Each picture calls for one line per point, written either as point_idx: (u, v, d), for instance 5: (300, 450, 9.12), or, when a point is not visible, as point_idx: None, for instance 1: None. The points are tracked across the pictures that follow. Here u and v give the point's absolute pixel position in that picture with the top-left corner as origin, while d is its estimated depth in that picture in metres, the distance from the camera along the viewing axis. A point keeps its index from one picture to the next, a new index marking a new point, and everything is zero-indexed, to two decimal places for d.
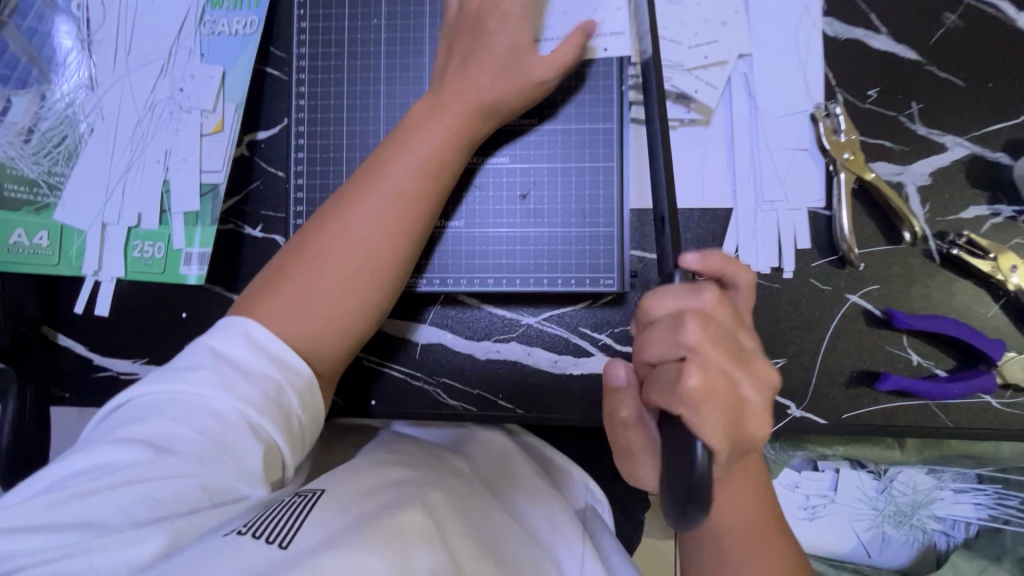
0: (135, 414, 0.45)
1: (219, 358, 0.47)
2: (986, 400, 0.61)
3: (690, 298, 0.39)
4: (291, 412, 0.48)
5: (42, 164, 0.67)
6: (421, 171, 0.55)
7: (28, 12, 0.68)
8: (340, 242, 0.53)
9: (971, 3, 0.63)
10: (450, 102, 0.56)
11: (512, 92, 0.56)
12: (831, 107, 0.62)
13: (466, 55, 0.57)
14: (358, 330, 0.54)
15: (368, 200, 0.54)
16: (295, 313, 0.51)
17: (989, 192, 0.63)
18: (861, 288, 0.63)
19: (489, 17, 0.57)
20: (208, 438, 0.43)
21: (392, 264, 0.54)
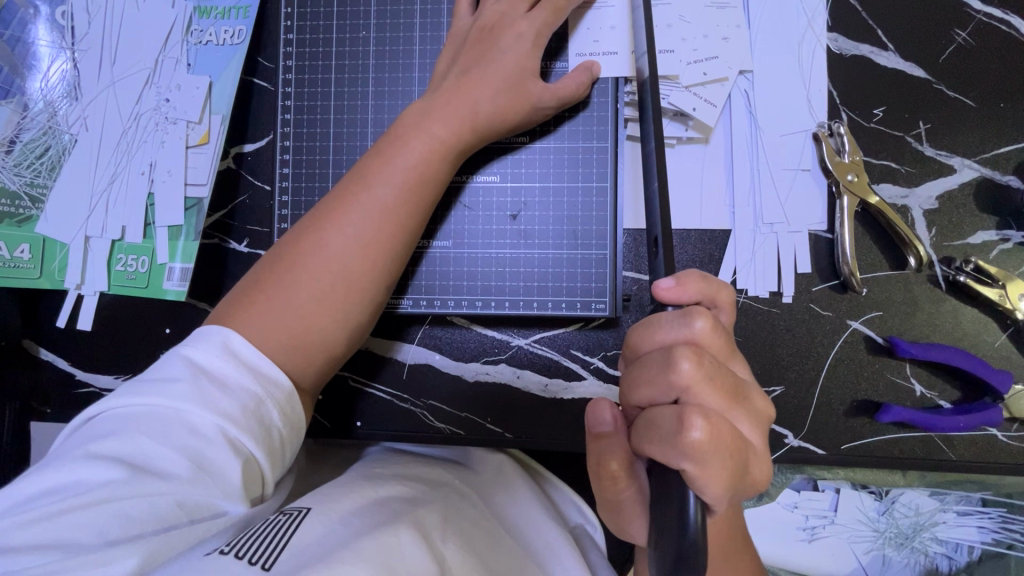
0: (106, 428, 0.42)
1: (195, 369, 0.44)
2: (992, 433, 0.59)
3: (681, 329, 0.37)
4: (272, 425, 0.45)
5: (24, 176, 0.66)
6: (407, 182, 0.52)
7: (11, 21, 0.66)
8: (318, 254, 0.51)
9: (982, 20, 0.61)
10: (441, 110, 0.54)
11: (510, 112, 0.55)
12: (835, 126, 0.60)
13: (462, 68, 0.55)
14: (333, 347, 0.51)
15: (353, 211, 0.51)
16: (266, 327, 0.48)
17: (998, 217, 0.60)
18: (863, 314, 0.60)
19: (503, 33, 0.55)
20: (186, 455, 0.40)
21: (373, 278, 0.52)
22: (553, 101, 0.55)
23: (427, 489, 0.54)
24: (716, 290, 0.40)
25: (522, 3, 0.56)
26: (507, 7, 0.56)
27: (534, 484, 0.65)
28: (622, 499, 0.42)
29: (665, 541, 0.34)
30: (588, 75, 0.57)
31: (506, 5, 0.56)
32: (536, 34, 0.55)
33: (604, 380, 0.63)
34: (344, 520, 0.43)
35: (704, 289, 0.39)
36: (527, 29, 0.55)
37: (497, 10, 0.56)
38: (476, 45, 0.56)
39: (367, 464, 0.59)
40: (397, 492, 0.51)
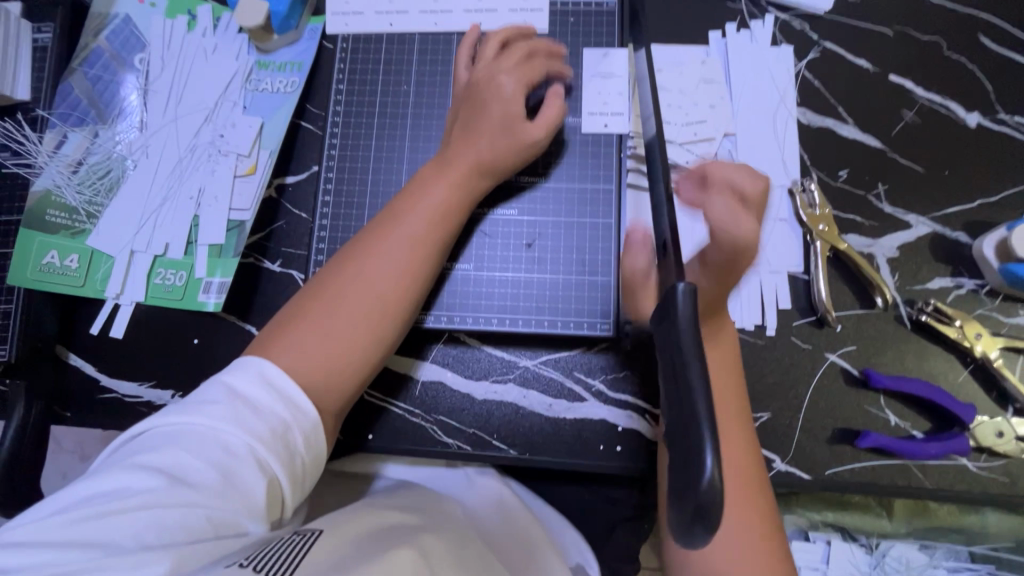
0: (150, 442, 0.45)
1: (235, 392, 0.48)
2: (962, 462, 0.64)
3: (687, 288, 0.39)
4: (297, 452, 0.48)
5: (85, 194, 0.72)
6: (430, 219, 0.60)
7: (96, 62, 0.75)
8: (355, 284, 0.56)
9: (925, 103, 0.72)
10: (455, 159, 0.62)
11: (509, 152, 0.63)
12: (807, 183, 0.70)
13: (466, 119, 0.64)
14: (368, 367, 0.56)
15: (385, 243, 0.58)
16: (309, 350, 0.53)
17: (951, 266, 0.68)
18: (839, 348, 0.67)
19: (489, 86, 0.64)
20: (218, 472, 0.44)
21: (403, 302, 0.58)
22: (541, 133, 0.63)
23: (429, 521, 0.56)
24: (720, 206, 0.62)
25: (504, 61, 0.65)
26: (494, 65, 0.65)
27: (536, 520, 0.69)
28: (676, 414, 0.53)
29: (684, 498, 0.34)
30: (559, 105, 0.64)
31: (492, 66, 0.65)
32: (518, 84, 0.64)
33: (606, 402, 0.67)
34: (351, 546, 0.46)
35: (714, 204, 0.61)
36: (509, 87, 0.64)
37: (484, 70, 0.65)
38: (471, 99, 0.65)
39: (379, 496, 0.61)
40: (400, 522, 0.53)
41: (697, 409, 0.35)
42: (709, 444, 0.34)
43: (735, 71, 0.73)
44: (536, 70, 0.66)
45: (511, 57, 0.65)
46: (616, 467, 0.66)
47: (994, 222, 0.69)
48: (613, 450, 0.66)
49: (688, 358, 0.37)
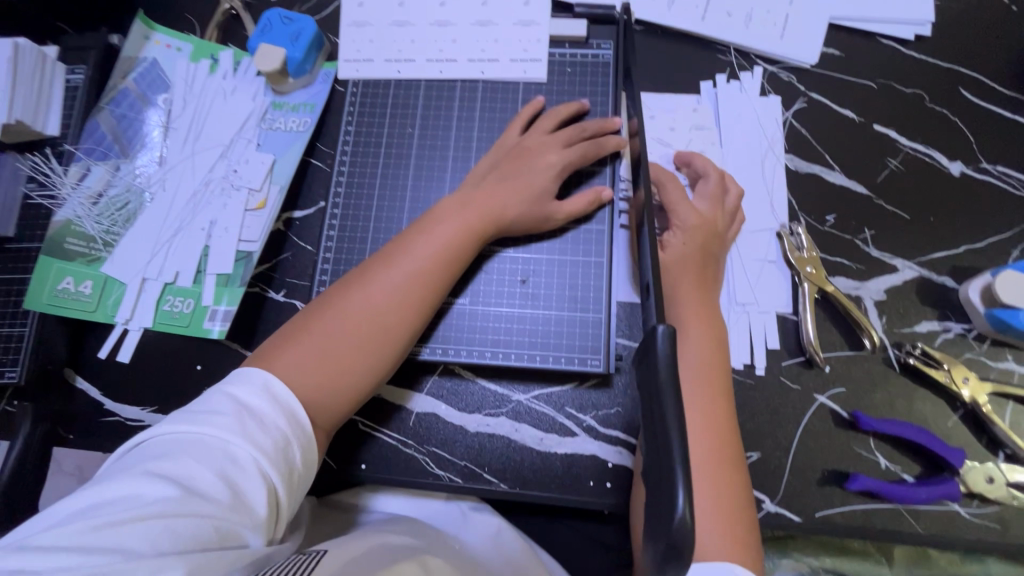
0: (157, 452, 0.47)
1: (241, 406, 0.50)
2: (954, 508, 0.63)
3: (668, 330, 0.40)
4: (295, 466, 0.50)
5: (103, 224, 0.76)
6: (439, 256, 0.62)
7: (122, 102, 0.80)
8: (358, 307, 0.59)
9: (909, 152, 0.75)
10: (476, 203, 0.65)
11: (530, 218, 0.66)
12: (794, 228, 0.72)
13: (501, 174, 0.67)
14: (359, 391, 0.58)
15: (388, 274, 0.60)
16: (307, 365, 0.55)
17: (938, 310, 0.70)
18: (828, 389, 0.68)
19: (536, 155, 0.68)
20: (226, 480, 0.45)
21: (401, 333, 0.60)
22: (564, 214, 0.67)
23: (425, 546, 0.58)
24: (707, 238, 0.66)
25: (560, 140, 0.69)
26: (547, 139, 0.69)
27: (532, 554, 0.68)
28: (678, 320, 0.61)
29: (659, 533, 0.36)
30: (592, 201, 0.68)
31: (546, 139, 0.69)
32: (564, 164, 0.68)
33: (596, 438, 0.68)
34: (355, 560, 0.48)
35: (700, 237, 0.66)
36: (555, 157, 0.68)
37: (540, 137, 0.69)
38: (513, 161, 0.68)
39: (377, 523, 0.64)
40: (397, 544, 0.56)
41: (671, 442, 0.37)
42: (681, 482, 0.35)
43: (724, 119, 0.77)
44: (597, 146, 0.69)
45: (566, 136, 0.69)
46: (606, 503, 0.66)
47: (979, 267, 0.71)
48: (603, 486, 0.66)
49: (664, 393, 0.38)
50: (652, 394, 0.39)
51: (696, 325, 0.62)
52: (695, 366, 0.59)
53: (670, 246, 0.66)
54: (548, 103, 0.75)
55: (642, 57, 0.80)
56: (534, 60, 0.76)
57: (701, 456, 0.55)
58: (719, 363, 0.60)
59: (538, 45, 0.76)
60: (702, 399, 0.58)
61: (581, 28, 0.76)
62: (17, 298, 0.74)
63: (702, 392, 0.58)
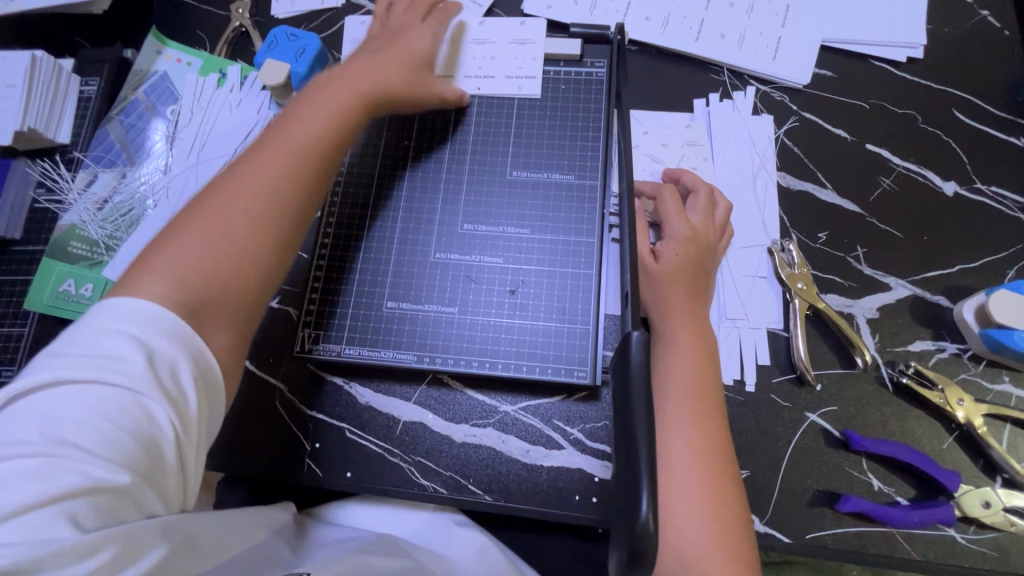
0: (48, 410, 0.41)
1: (147, 351, 0.45)
2: (949, 533, 0.61)
3: (642, 336, 0.41)
4: (208, 409, 0.48)
5: (107, 229, 0.78)
6: (320, 124, 0.61)
7: (132, 112, 0.83)
8: (235, 182, 0.56)
9: (902, 171, 0.75)
10: (343, 81, 0.65)
11: (406, 88, 0.69)
12: (785, 244, 0.72)
13: (375, 51, 0.70)
14: (252, 262, 0.54)
15: (271, 150, 0.58)
16: (188, 246, 0.52)
17: (933, 330, 0.69)
18: (819, 407, 0.67)
19: (402, 34, 0.73)
20: (136, 443, 0.42)
21: (292, 201, 0.57)
22: (440, 95, 0.74)
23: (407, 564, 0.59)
24: (701, 249, 0.66)
25: (417, 18, 0.76)
26: (408, 19, 0.75)
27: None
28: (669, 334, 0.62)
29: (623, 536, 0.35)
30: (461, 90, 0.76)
31: (408, 18, 0.75)
32: (432, 34, 0.75)
33: (582, 451, 0.67)
34: None
35: (692, 248, 0.65)
36: (422, 35, 0.74)
37: (399, 19, 0.75)
38: (379, 42, 0.72)
39: (358, 540, 0.62)
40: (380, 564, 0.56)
41: (637, 446, 0.37)
42: (646, 486, 0.35)
43: (716, 136, 0.78)
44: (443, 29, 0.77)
45: (420, 14, 0.76)
46: (591, 518, 0.65)
47: (974, 287, 0.70)
48: (588, 500, 0.65)
49: (635, 398, 0.39)
50: (624, 400, 0.40)
51: (684, 339, 0.61)
52: (688, 377, 0.59)
53: (663, 256, 0.65)
54: (541, 118, 0.77)
55: (636, 75, 0.82)
56: (529, 77, 0.78)
57: (695, 467, 0.55)
58: (709, 373, 0.60)
59: (534, 62, 0.78)
60: (691, 410, 0.58)
61: (575, 46, 0.78)
62: (19, 298, 0.76)
63: (697, 403, 0.58)
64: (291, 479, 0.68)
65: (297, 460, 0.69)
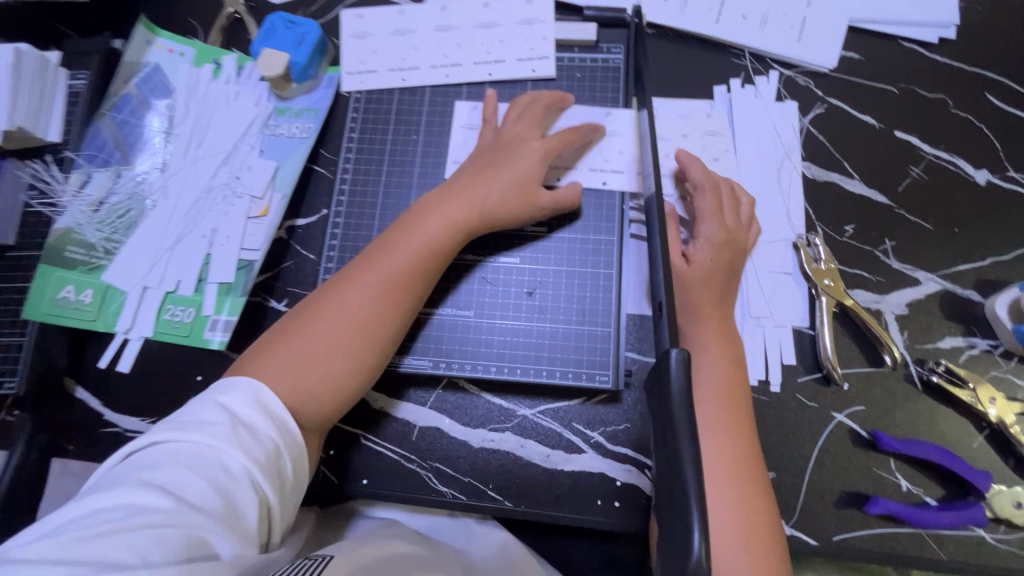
0: (146, 461, 0.44)
1: (233, 415, 0.48)
2: (980, 533, 0.60)
3: (682, 355, 0.38)
4: (286, 475, 0.49)
5: (104, 232, 0.75)
6: (419, 252, 0.59)
7: (124, 108, 0.79)
8: (337, 312, 0.56)
9: (932, 159, 0.72)
10: (456, 198, 0.62)
11: (513, 211, 0.63)
12: (811, 238, 0.70)
13: (475, 170, 0.64)
14: (339, 395, 0.56)
15: (366, 276, 0.58)
16: (288, 371, 0.54)
17: (963, 325, 0.67)
18: (846, 407, 0.65)
19: (516, 148, 0.65)
20: (218, 493, 0.43)
21: (384, 330, 0.57)
22: (550, 204, 0.65)
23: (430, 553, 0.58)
24: (734, 253, 0.64)
25: (537, 129, 0.67)
26: (523, 127, 0.67)
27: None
28: (699, 336, 0.60)
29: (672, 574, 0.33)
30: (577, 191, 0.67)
31: (523, 128, 0.67)
32: (546, 152, 0.65)
33: (604, 455, 0.66)
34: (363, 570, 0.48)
35: (726, 252, 0.64)
36: (528, 171, 0.64)
37: (514, 130, 0.67)
38: (494, 154, 0.66)
39: (374, 529, 0.62)
40: (407, 551, 0.55)
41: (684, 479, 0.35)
42: (696, 517, 0.33)
43: (739, 125, 0.74)
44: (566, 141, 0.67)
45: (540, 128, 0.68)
46: (613, 523, 0.64)
47: (1005, 280, 0.68)
48: (611, 505, 0.64)
49: (676, 423, 0.36)
50: (664, 422, 0.38)
51: (710, 342, 0.59)
52: (716, 381, 0.57)
53: (695, 260, 0.63)
54: None
55: (654, 60, 0.78)
56: (614, 135, 0.71)
57: (725, 474, 0.53)
58: (737, 377, 0.58)
59: (609, 118, 0.71)
60: (721, 415, 0.56)
61: (591, 31, 0.74)
62: (16, 307, 0.73)
63: (723, 409, 0.56)
64: (307, 487, 0.67)
65: (313, 468, 0.67)
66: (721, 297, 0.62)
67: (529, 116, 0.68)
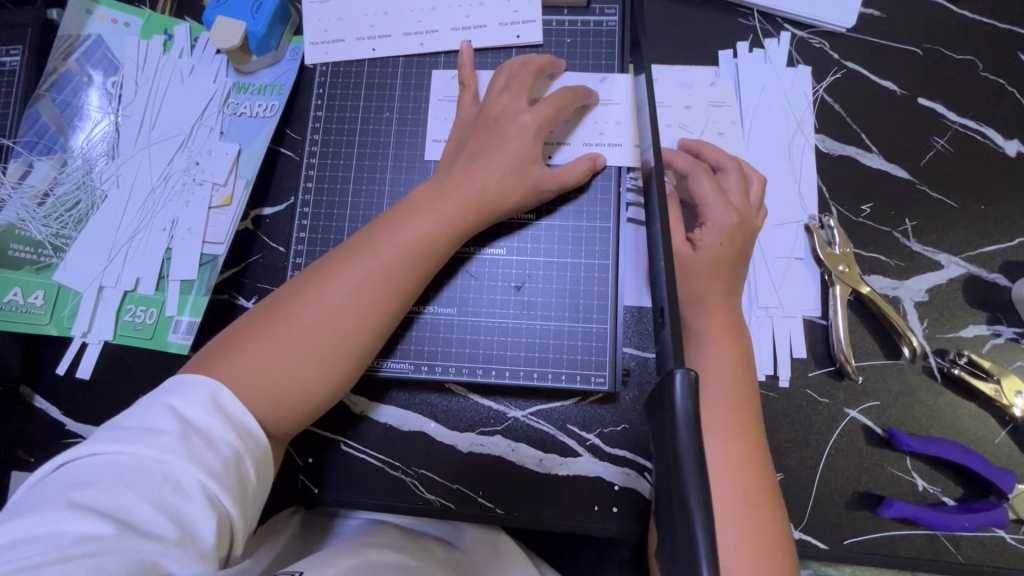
0: (77, 475, 0.37)
1: (183, 419, 0.41)
2: (1000, 534, 0.57)
3: (688, 378, 0.33)
4: (249, 484, 0.42)
5: (51, 227, 0.69)
6: (411, 250, 0.52)
7: (65, 87, 0.72)
8: (314, 310, 0.49)
9: (958, 129, 0.66)
10: (451, 191, 0.55)
11: (512, 197, 0.57)
12: (825, 220, 0.64)
13: (467, 157, 0.57)
14: (308, 406, 0.48)
15: (354, 270, 0.50)
16: (249, 377, 0.46)
17: (988, 313, 0.62)
18: (860, 403, 0.60)
19: (508, 124, 0.58)
20: (167, 513, 0.37)
21: (366, 336, 0.50)
22: (553, 185, 0.59)
23: (417, 559, 0.52)
24: (747, 236, 0.58)
25: (525, 98, 0.60)
26: (509, 99, 0.59)
27: None
28: (703, 331, 0.55)
29: None
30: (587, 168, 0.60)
31: (509, 99, 0.59)
32: (539, 126, 0.58)
33: (601, 459, 0.61)
34: None
35: (739, 235, 0.58)
36: (524, 151, 0.58)
37: (501, 102, 0.59)
38: (483, 133, 0.59)
39: (358, 535, 0.57)
40: (393, 558, 0.50)
41: (691, 525, 0.30)
42: (707, 563, 0.29)
43: (746, 94, 0.67)
44: (560, 111, 0.60)
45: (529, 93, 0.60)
46: (611, 529, 0.60)
47: None
48: (609, 511, 0.60)
49: (682, 461, 0.31)
50: (669, 457, 0.33)
51: (715, 339, 0.54)
52: (722, 383, 0.52)
53: (704, 246, 0.57)
54: None
55: (652, 22, 0.70)
56: (610, 104, 0.64)
57: (733, 486, 0.49)
58: (744, 377, 0.53)
59: (604, 84, 0.64)
60: (728, 420, 0.51)
61: None
62: None
63: (730, 413, 0.51)
64: (285, 495, 0.63)
65: (290, 476, 0.63)
66: (728, 288, 0.57)
67: (516, 85, 0.60)
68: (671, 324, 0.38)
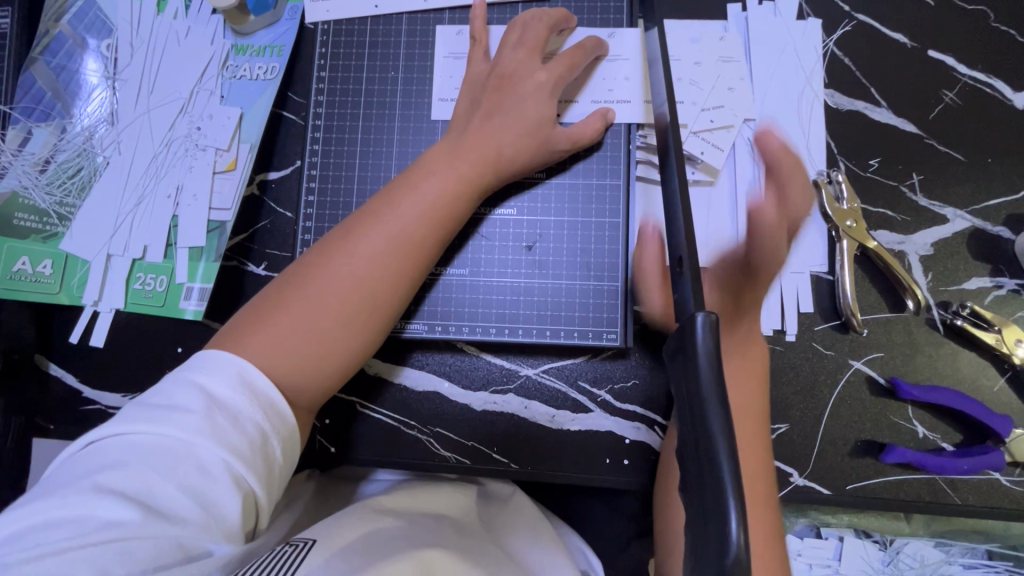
0: (107, 456, 0.38)
1: (209, 398, 0.41)
2: (995, 477, 0.60)
3: (710, 319, 0.35)
4: (275, 461, 0.43)
5: (55, 195, 0.68)
6: (430, 213, 0.52)
7: (58, 50, 0.70)
8: (337, 277, 0.49)
9: (968, 82, 0.65)
10: (467, 151, 0.55)
11: (531, 155, 0.57)
12: (833, 175, 0.64)
13: (480, 116, 0.57)
14: (341, 368, 0.50)
15: (374, 235, 0.50)
16: (282, 343, 0.46)
17: (991, 265, 0.63)
18: (864, 355, 0.62)
19: (519, 83, 0.58)
20: (194, 494, 0.38)
21: (392, 299, 0.51)
22: (567, 143, 0.59)
23: (431, 521, 0.54)
24: None
25: (538, 55, 0.59)
26: (524, 56, 0.59)
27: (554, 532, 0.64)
28: None
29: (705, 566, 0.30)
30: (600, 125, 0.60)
31: (524, 56, 0.59)
32: (553, 84, 0.58)
33: (612, 414, 0.63)
34: (348, 553, 0.43)
35: None
36: (540, 112, 0.57)
37: (515, 59, 0.59)
38: (496, 92, 0.58)
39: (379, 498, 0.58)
40: (408, 523, 0.51)
41: (718, 463, 0.31)
42: (733, 504, 0.30)
43: (756, 49, 0.66)
44: (572, 69, 0.59)
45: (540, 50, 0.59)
46: (622, 481, 0.62)
47: None
48: (620, 463, 0.62)
49: (706, 399, 0.32)
50: (691, 400, 0.34)
51: None
52: None
53: None
54: None
55: None
56: (619, 59, 0.63)
57: None
58: None
59: (612, 40, 0.64)
60: None
61: None
62: None
63: None
64: (304, 457, 0.64)
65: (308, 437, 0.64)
66: None
67: (530, 41, 0.59)
68: (690, 273, 0.39)
